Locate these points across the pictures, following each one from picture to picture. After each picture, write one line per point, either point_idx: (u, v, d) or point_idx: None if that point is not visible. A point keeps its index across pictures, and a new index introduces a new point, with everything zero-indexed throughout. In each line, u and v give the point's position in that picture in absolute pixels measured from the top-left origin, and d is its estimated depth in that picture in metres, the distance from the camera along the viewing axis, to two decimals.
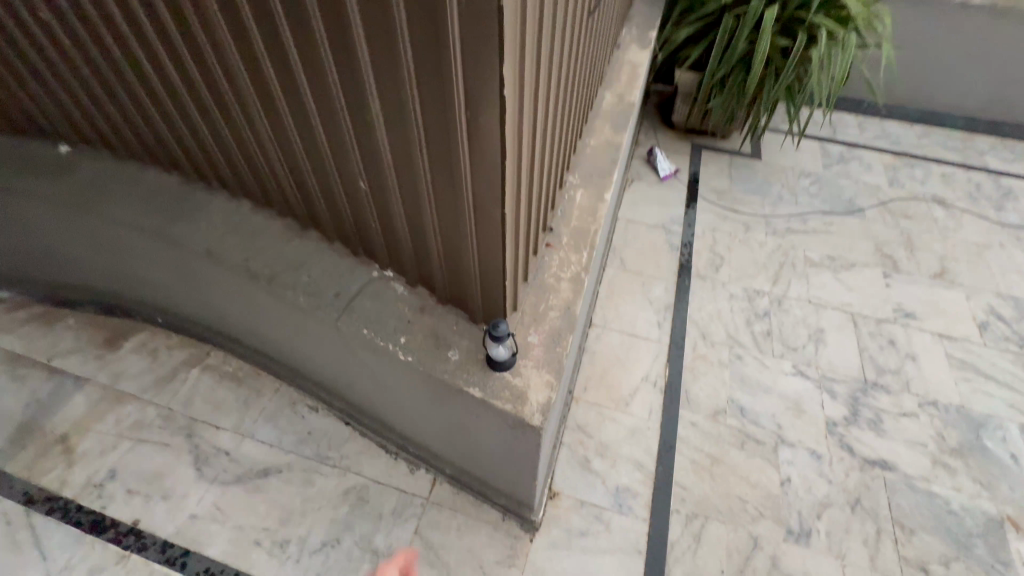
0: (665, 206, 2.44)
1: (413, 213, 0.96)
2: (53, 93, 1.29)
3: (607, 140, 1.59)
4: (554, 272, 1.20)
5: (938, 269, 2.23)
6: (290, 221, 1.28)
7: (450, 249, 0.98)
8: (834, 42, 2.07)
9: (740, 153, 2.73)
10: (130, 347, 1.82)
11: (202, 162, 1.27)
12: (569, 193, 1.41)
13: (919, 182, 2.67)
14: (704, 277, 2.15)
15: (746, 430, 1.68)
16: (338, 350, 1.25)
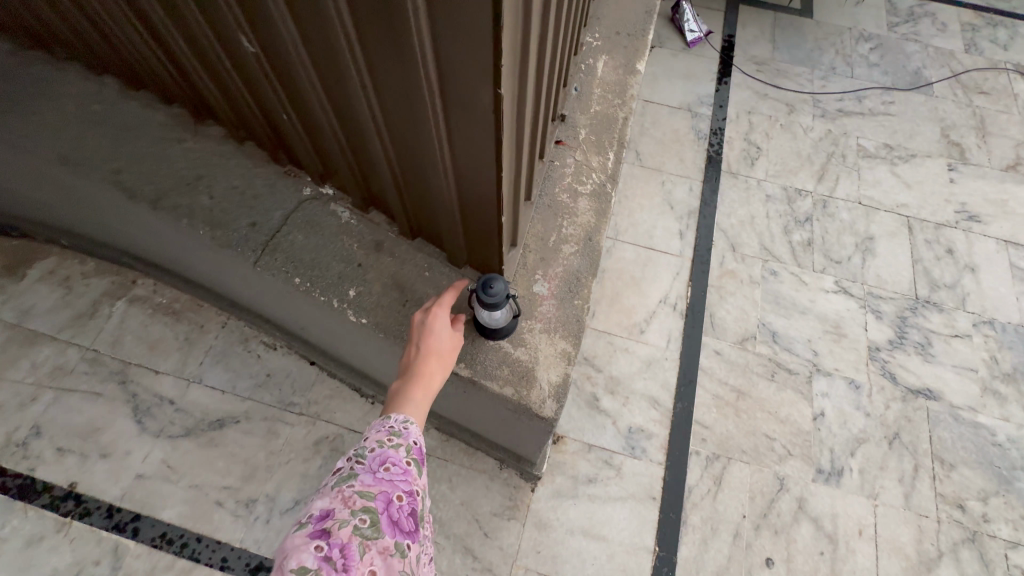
0: (693, 81, 1.96)
1: (344, 99, 0.59)
2: None
3: None
4: (567, 185, 0.85)
5: (1012, 159, 1.87)
6: (178, 110, 0.87)
7: (410, 159, 0.62)
8: None
9: (788, 9, 2.17)
10: (35, 276, 1.47)
11: (22, 11, 0.82)
12: (586, 61, 0.99)
13: (1001, 46, 2.17)
14: (737, 173, 1.78)
15: (778, 358, 1.46)
16: (275, 294, 0.94)
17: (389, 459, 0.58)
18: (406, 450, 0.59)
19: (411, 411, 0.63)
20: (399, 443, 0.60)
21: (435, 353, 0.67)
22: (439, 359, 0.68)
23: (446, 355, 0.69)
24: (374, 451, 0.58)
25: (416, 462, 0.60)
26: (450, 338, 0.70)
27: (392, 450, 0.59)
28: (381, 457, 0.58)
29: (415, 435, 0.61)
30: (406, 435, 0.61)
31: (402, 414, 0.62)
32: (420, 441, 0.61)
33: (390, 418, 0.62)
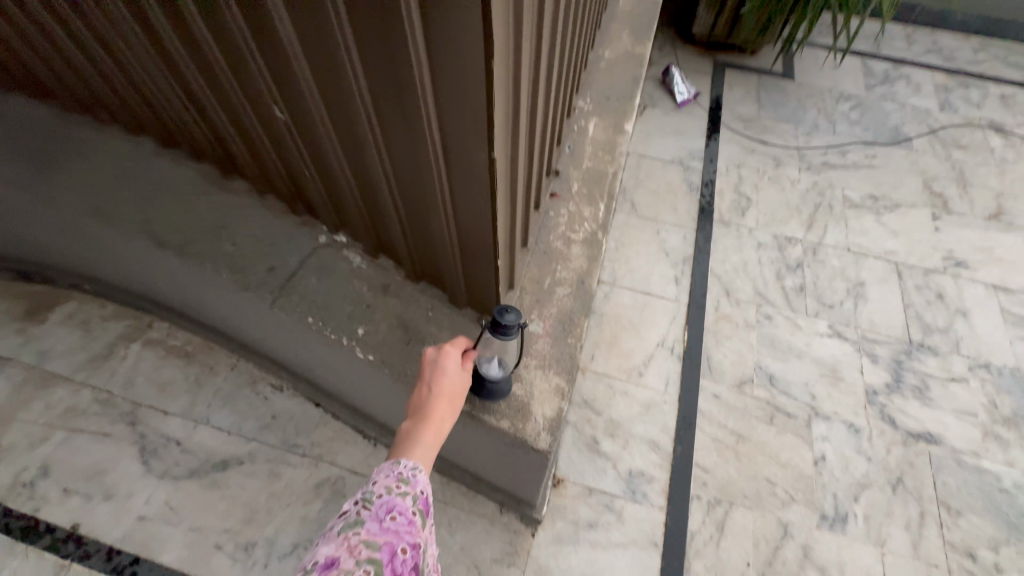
0: (683, 138, 2.09)
1: (359, 155, 0.66)
2: None
3: (625, 53, 1.23)
4: (561, 232, 0.92)
5: (994, 209, 1.95)
6: (209, 167, 0.97)
7: (417, 209, 0.70)
8: None
9: (771, 73, 2.33)
10: (57, 319, 1.54)
11: (80, 85, 0.93)
12: (578, 123, 1.09)
13: (974, 105, 2.31)
14: (728, 222, 1.86)
15: (776, 402, 1.48)
16: (286, 334, 0.99)
17: (395, 507, 0.56)
18: (413, 498, 0.58)
19: (417, 457, 0.61)
20: (406, 492, 0.58)
21: (444, 393, 0.67)
22: (448, 400, 0.68)
23: (455, 396, 0.69)
24: (381, 497, 0.57)
25: (421, 512, 0.58)
26: (459, 379, 0.70)
27: (399, 498, 0.57)
28: (388, 505, 0.56)
29: (423, 481, 0.60)
30: (414, 481, 0.59)
31: (411, 459, 0.61)
32: (426, 491, 0.60)
33: (399, 462, 0.61)
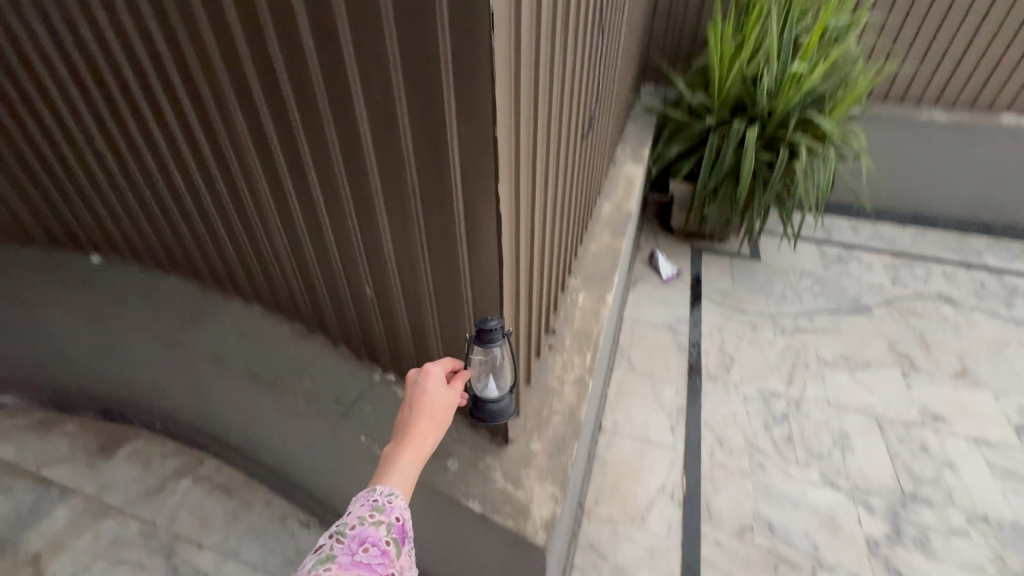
0: (670, 306, 2.47)
1: (417, 313, 1.00)
2: (88, 208, 1.41)
3: (607, 246, 1.66)
4: (558, 374, 1.19)
5: (959, 368, 2.16)
6: (297, 325, 1.32)
7: (451, 350, 1.00)
8: (816, 154, 2.23)
9: (740, 255, 2.81)
10: (124, 455, 1.76)
11: (221, 272, 1.33)
12: (571, 295, 1.45)
13: (922, 281, 2.70)
14: (715, 378, 2.10)
15: (778, 550, 1.52)
16: (334, 457, 1.22)
17: (368, 538, 0.61)
18: (387, 527, 0.63)
19: (395, 484, 0.68)
20: (380, 521, 0.64)
21: (424, 415, 0.73)
22: (430, 421, 0.74)
23: (438, 417, 0.75)
24: (354, 528, 0.62)
25: (397, 541, 0.63)
26: (441, 399, 0.76)
27: (372, 528, 0.62)
28: (359, 536, 0.61)
29: (398, 508, 0.65)
30: (389, 509, 0.65)
31: (387, 486, 0.67)
32: (402, 519, 0.65)
33: (375, 491, 0.67)
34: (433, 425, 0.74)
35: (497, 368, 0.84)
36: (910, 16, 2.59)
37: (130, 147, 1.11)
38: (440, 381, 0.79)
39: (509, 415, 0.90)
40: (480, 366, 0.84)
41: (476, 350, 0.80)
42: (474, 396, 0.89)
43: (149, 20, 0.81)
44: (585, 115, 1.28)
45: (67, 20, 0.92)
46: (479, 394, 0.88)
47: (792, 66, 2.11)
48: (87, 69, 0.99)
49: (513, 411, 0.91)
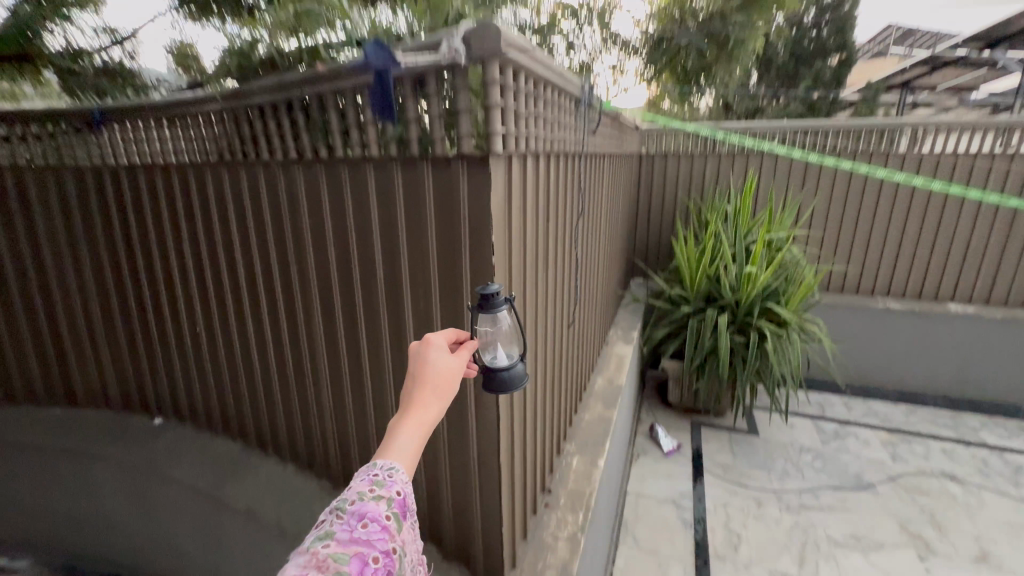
0: (672, 480, 2.53)
1: (432, 466, 1.22)
2: (176, 374, 1.79)
3: (599, 415, 1.88)
4: (552, 532, 1.30)
5: (978, 552, 2.09)
6: (324, 480, 1.51)
7: (458, 499, 1.19)
8: (782, 338, 2.60)
9: (738, 430, 2.94)
10: None
11: (268, 433, 1.61)
12: (566, 459, 1.63)
13: (923, 457, 2.74)
14: (723, 556, 2.06)
15: None
16: None
17: (367, 514, 0.57)
18: (388, 502, 0.58)
19: (398, 459, 0.63)
20: (380, 496, 0.59)
21: (427, 384, 0.69)
22: (435, 388, 0.69)
23: (442, 384, 0.70)
24: (353, 504, 0.57)
25: (398, 516, 0.59)
26: (445, 366, 0.71)
27: (371, 504, 0.58)
28: (359, 512, 0.57)
29: (399, 483, 0.60)
30: (389, 484, 0.60)
31: (388, 460, 0.62)
32: (403, 494, 0.60)
33: (375, 466, 0.62)
34: (437, 393, 0.69)
35: (504, 335, 0.84)
36: (838, 229, 3.50)
37: (236, 324, 1.55)
38: (443, 349, 0.74)
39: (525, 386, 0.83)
40: (485, 339, 0.84)
41: (478, 316, 0.82)
42: (485, 376, 0.83)
43: (290, 250, 1.31)
44: (569, 309, 1.66)
45: (232, 245, 1.46)
46: (489, 365, 0.83)
47: (746, 268, 2.61)
48: (229, 274, 1.49)
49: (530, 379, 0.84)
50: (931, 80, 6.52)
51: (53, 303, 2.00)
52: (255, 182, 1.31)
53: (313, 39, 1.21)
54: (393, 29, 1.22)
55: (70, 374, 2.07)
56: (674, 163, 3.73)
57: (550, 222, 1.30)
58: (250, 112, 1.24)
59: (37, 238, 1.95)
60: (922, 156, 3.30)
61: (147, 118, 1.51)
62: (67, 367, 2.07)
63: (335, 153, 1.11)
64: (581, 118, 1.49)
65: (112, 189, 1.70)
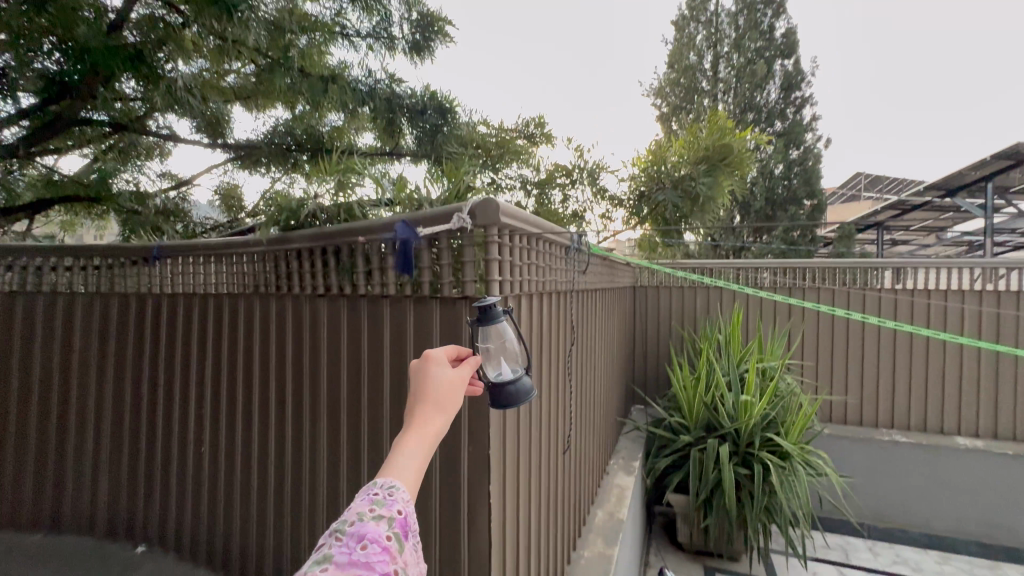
0: None
1: None
2: (169, 495, 1.82)
3: (599, 553, 1.80)
4: None
5: None
6: None
7: None
8: (786, 470, 2.53)
9: None
10: None
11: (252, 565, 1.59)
12: None
13: None
14: None
15: None
16: None
17: (368, 534, 0.53)
18: (389, 521, 0.55)
19: (400, 477, 0.60)
20: (381, 516, 0.55)
21: (428, 401, 0.68)
22: (435, 406, 0.69)
23: (442, 401, 0.70)
24: (353, 525, 0.54)
25: (400, 536, 0.55)
26: (445, 383, 0.71)
27: (371, 524, 0.54)
28: (358, 532, 0.53)
29: (400, 500, 0.57)
30: (390, 502, 0.57)
31: (389, 478, 0.60)
32: (405, 512, 0.57)
33: (375, 485, 0.59)
34: (438, 410, 0.69)
35: (505, 350, 0.89)
36: (822, 360, 3.92)
37: (240, 443, 1.63)
38: (443, 366, 0.74)
39: (529, 398, 0.88)
40: (488, 356, 0.89)
41: (481, 332, 0.88)
42: (492, 392, 0.88)
43: (305, 373, 1.47)
44: (565, 435, 1.70)
45: (252, 366, 1.62)
46: (495, 380, 0.87)
47: (742, 396, 2.66)
48: (244, 394, 1.63)
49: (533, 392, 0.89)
50: (901, 223, 7.18)
51: (68, 419, 2.12)
52: (284, 312, 1.53)
53: (353, 202, 1.48)
54: (418, 194, 1.47)
55: (63, 496, 2.08)
56: (665, 298, 4.14)
57: (543, 351, 1.45)
58: (290, 255, 1.51)
59: (71, 358, 2.17)
60: (889, 293, 3.76)
61: (199, 258, 1.82)
62: (63, 488, 2.09)
63: (358, 289, 1.32)
64: (572, 261, 1.71)
65: (153, 313, 1.95)
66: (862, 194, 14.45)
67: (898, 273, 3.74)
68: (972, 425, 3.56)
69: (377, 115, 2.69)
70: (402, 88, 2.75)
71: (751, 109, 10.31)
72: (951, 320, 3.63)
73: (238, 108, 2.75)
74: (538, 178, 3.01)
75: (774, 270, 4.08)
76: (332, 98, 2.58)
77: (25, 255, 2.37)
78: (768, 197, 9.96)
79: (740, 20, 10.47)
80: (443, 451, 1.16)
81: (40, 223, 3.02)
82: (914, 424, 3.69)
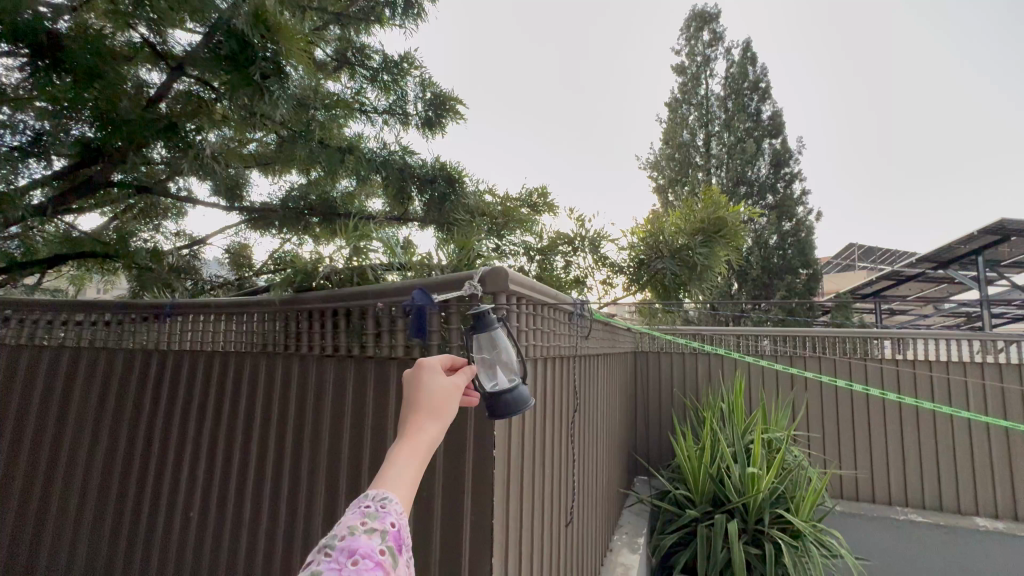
0: None
1: None
2: (151, 564, 1.74)
3: None
4: None
5: None
6: None
7: None
8: (799, 550, 2.41)
9: None
10: None
11: None
12: None
13: None
14: None
15: None
16: None
17: (359, 549, 0.51)
18: (382, 535, 0.52)
19: (393, 487, 0.57)
20: (373, 529, 0.53)
21: (421, 409, 0.65)
22: (428, 414, 0.65)
23: (436, 409, 0.66)
24: (344, 540, 0.51)
25: (393, 550, 0.53)
26: (439, 390, 0.67)
27: (363, 538, 0.52)
28: (349, 547, 0.51)
29: (394, 513, 0.54)
30: (383, 515, 0.54)
31: (381, 489, 0.56)
32: (399, 524, 0.54)
33: (367, 497, 0.56)
34: (433, 418, 0.65)
35: (502, 358, 0.84)
36: (826, 432, 3.85)
37: (232, 507, 1.59)
38: (438, 373, 0.70)
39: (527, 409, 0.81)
40: (483, 365, 0.84)
41: (476, 339, 0.84)
42: (489, 403, 0.82)
43: (306, 434, 1.46)
44: (567, 507, 1.65)
45: (251, 426, 1.62)
46: (492, 390, 0.81)
47: (749, 469, 2.58)
48: (240, 455, 1.62)
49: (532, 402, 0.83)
50: (897, 294, 7.29)
51: (57, 479, 2.08)
52: (289, 371, 1.56)
53: (365, 264, 1.54)
54: (428, 259, 1.58)
55: (39, 563, 1.99)
56: (667, 364, 4.13)
57: (546, 417, 1.44)
58: (301, 316, 1.56)
59: (71, 415, 2.16)
60: (889, 366, 3.76)
61: (209, 317, 1.87)
62: (40, 554, 2.01)
63: (365, 351, 1.35)
64: (575, 327, 1.75)
65: (157, 370, 1.97)
66: (856, 263, 14.80)
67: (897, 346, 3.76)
68: (992, 506, 3.40)
69: (389, 181, 2.83)
70: (414, 159, 2.93)
71: (744, 183, 10.81)
72: (956, 393, 3.60)
73: (256, 172, 3.00)
74: (541, 245, 3.02)
75: (774, 339, 4.10)
76: (347, 166, 2.69)
77: (39, 310, 2.46)
78: (765, 266, 10.20)
79: (729, 103, 11.26)
80: (444, 520, 1.13)
81: (49, 279, 3.08)
82: (929, 503, 3.54)
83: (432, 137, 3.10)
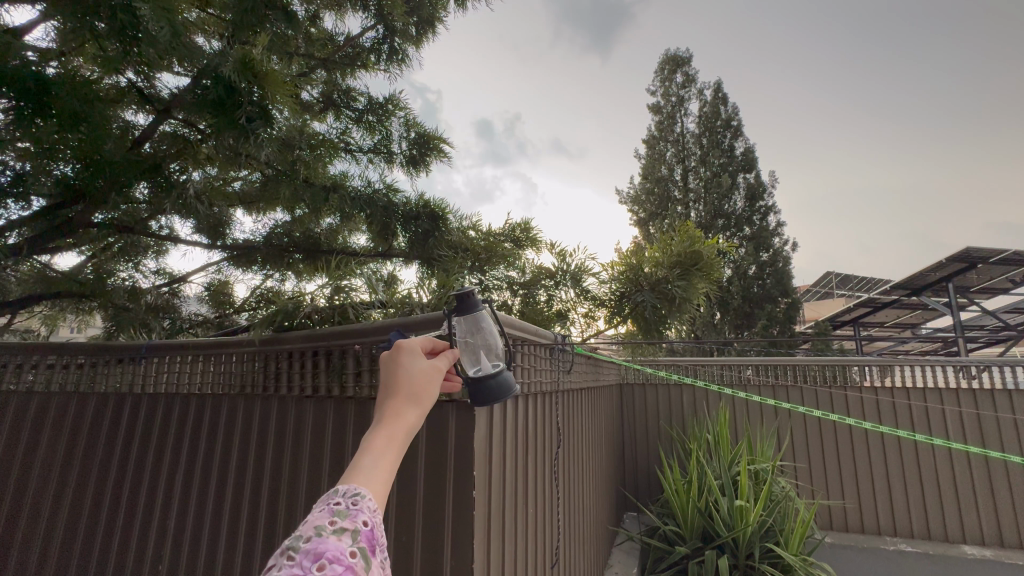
0: None
1: None
2: None
3: None
4: None
5: None
6: None
7: None
8: None
9: None
10: None
11: None
12: None
13: None
14: None
15: None
16: None
17: (327, 552, 0.48)
18: (353, 536, 0.50)
19: (365, 482, 0.55)
20: (343, 529, 0.50)
21: (402, 394, 0.64)
22: (409, 398, 0.64)
23: (415, 394, 0.65)
24: (310, 541, 0.48)
25: (365, 551, 0.51)
26: (419, 373, 0.67)
27: (332, 540, 0.49)
28: (316, 550, 0.48)
29: (366, 511, 0.53)
30: (355, 513, 0.52)
31: (353, 485, 0.54)
32: (371, 523, 0.52)
33: (337, 493, 0.54)
34: (412, 403, 0.65)
35: (484, 343, 0.88)
36: (810, 460, 3.86)
37: (203, 552, 1.53)
38: (417, 356, 0.70)
39: (511, 393, 0.84)
40: (467, 350, 0.87)
41: (460, 323, 0.85)
42: (472, 387, 0.83)
43: (284, 476, 1.43)
44: (553, 544, 1.62)
45: (227, 467, 1.58)
46: (475, 375, 0.84)
47: (737, 501, 2.56)
48: (214, 497, 1.58)
49: (514, 387, 0.85)
50: (875, 321, 7.47)
51: (19, 530, 2.00)
52: (268, 412, 1.55)
53: (347, 303, 1.51)
54: (409, 297, 1.59)
55: None
56: (652, 395, 4.15)
57: (529, 454, 1.45)
58: (280, 356, 1.55)
59: (37, 463, 2.09)
60: (868, 393, 3.84)
61: (185, 357, 1.84)
62: None
63: (345, 390, 1.36)
64: (556, 363, 1.77)
65: (130, 412, 1.93)
66: (835, 291, 15.18)
67: (876, 375, 3.83)
68: (978, 533, 3.41)
69: (373, 220, 2.84)
70: (398, 197, 2.97)
71: (721, 215, 11.15)
72: (934, 420, 3.67)
73: (240, 211, 2.98)
74: (524, 278, 2.99)
75: (755, 367, 4.15)
76: (332, 204, 2.70)
77: (9, 352, 2.39)
78: (746, 295, 10.40)
79: (704, 140, 11.73)
80: (423, 561, 1.08)
81: (19, 321, 2.98)
82: (917, 531, 3.54)
83: (416, 175, 3.16)
